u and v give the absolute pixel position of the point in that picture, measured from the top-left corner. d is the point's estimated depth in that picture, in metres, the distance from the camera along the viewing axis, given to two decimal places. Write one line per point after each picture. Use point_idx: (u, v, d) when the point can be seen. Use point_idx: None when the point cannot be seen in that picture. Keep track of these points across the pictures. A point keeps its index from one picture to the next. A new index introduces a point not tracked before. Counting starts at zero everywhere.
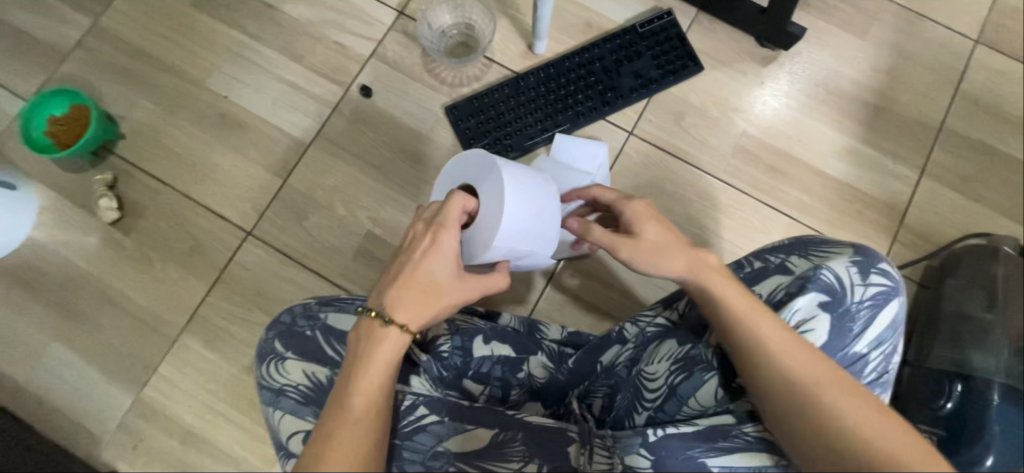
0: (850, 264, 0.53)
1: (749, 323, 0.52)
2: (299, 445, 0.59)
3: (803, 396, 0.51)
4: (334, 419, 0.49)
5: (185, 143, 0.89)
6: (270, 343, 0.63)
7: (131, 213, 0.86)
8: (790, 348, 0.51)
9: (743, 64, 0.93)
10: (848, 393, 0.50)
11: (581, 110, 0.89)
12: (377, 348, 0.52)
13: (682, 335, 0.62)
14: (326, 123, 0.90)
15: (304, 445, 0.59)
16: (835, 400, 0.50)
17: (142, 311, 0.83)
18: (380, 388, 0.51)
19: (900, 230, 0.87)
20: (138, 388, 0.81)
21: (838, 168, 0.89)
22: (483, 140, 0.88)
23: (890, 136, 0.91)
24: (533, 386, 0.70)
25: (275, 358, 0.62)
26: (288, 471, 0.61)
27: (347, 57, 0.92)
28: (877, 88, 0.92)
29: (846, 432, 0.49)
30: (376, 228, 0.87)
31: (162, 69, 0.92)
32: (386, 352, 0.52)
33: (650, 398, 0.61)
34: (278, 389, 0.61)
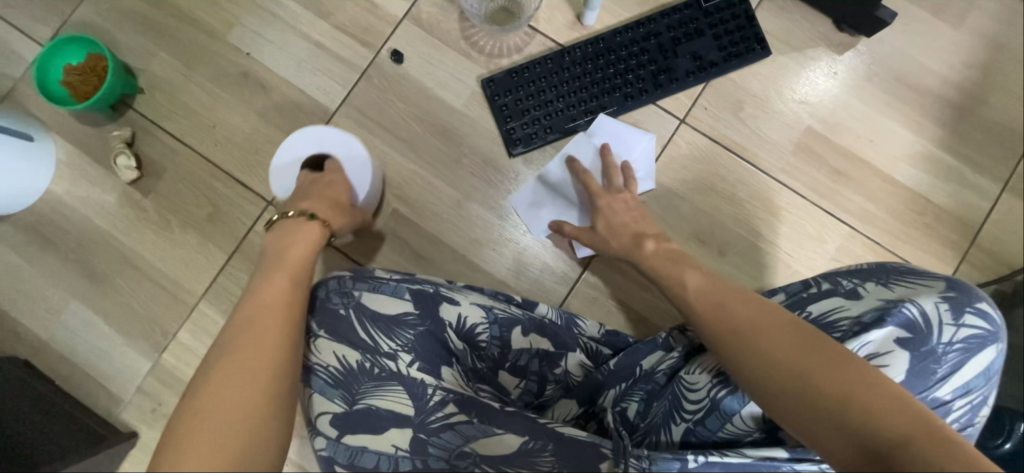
0: (939, 301, 0.52)
1: (711, 304, 0.55)
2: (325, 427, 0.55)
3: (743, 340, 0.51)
4: (248, 315, 0.50)
5: (206, 102, 0.84)
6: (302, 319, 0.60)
7: (151, 173, 0.83)
8: (746, 330, 0.51)
9: (815, 50, 0.83)
10: (829, 364, 0.46)
11: (630, 92, 0.81)
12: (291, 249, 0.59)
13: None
14: (353, 90, 0.84)
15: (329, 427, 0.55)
16: (811, 371, 0.46)
17: (161, 276, 0.81)
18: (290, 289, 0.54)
19: (970, 249, 0.79)
20: (157, 353, 0.80)
21: (910, 175, 0.81)
22: (521, 120, 0.81)
23: (974, 142, 0.81)
24: (568, 384, 0.68)
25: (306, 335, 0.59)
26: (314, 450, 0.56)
27: (378, 17, 0.85)
28: (965, 87, 0.82)
29: (834, 399, 0.45)
30: (402, 207, 0.82)
31: (182, 19, 0.86)
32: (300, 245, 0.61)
33: (690, 411, 0.59)
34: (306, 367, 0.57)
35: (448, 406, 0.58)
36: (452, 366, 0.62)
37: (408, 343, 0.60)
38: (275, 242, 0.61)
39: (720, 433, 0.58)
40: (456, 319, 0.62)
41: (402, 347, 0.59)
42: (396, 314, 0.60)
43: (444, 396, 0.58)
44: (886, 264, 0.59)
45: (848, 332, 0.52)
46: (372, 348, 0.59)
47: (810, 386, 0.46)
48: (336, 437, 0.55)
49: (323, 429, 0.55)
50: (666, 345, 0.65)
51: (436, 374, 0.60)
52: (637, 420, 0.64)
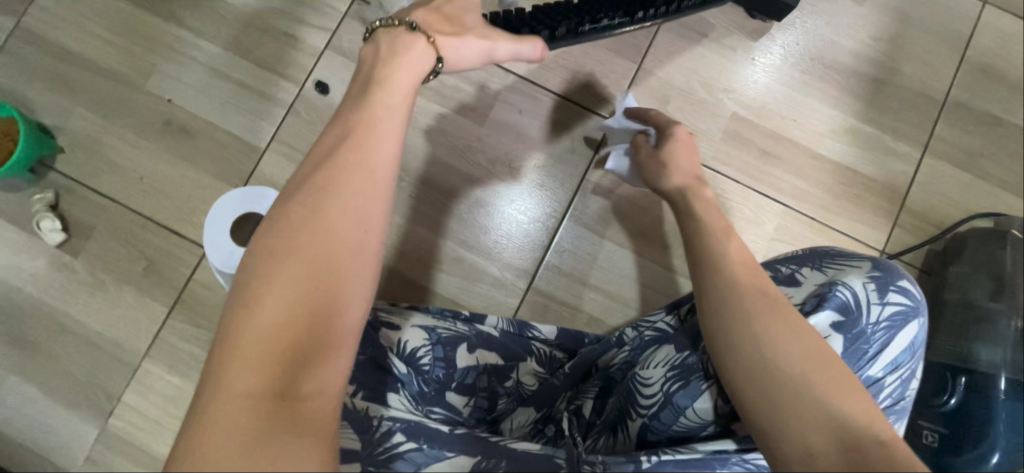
0: (867, 281, 0.54)
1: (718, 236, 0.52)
2: None
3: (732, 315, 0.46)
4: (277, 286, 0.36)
5: (130, 154, 0.82)
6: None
7: (79, 233, 0.80)
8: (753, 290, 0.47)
9: (732, 39, 0.85)
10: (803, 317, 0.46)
11: (653, 4, 0.68)
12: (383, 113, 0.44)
13: (682, 341, 0.59)
14: (281, 124, 0.83)
15: None
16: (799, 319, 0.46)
17: (99, 338, 0.78)
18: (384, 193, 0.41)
19: (901, 213, 0.82)
20: (102, 419, 0.77)
21: (836, 149, 0.83)
22: (527, 22, 0.62)
23: (891, 111, 0.84)
24: (521, 394, 0.63)
25: None
26: None
27: (299, 49, 0.84)
28: (875, 59, 0.85)
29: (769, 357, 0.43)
30: None
31: (98, 72, 0.84)
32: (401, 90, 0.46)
33: (645, 405, 0.57)
34: None
35: (395, 436, 0.48)
36: (398, 391, 0.54)
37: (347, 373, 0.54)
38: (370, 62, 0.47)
39: (675, 427, 0.56)
40: (397, 344, 0.58)
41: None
42: None
43: (392, 425, 0.48)
44: (817, 249, 0.61)
45: None
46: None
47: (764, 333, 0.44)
48: None
49: None
50: (620, 342, 0.65)
51: (381, 401, 0.52)
52: (595, 419, 0.62)
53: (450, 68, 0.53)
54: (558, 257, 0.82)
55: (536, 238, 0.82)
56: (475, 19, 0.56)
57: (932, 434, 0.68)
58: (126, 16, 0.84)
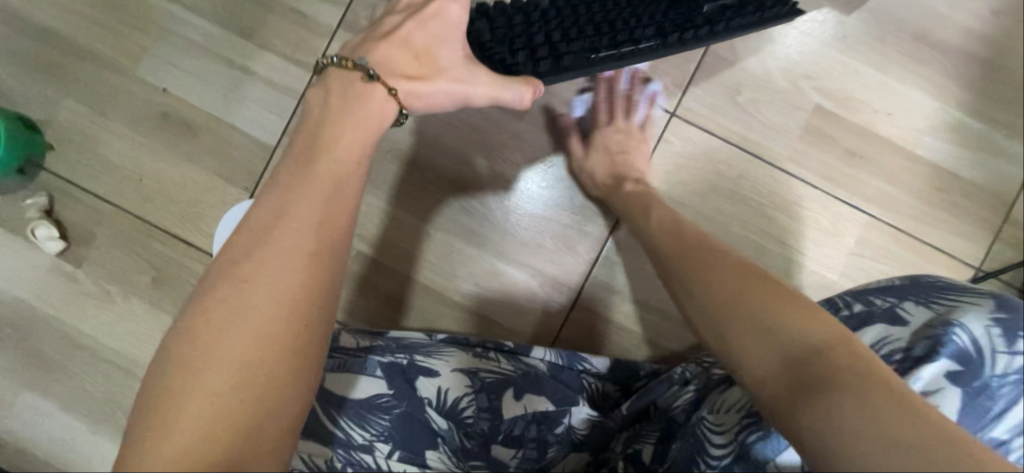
0: (990, 324, 0.45)
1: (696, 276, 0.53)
2: None
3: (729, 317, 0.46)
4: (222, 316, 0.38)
5: (127, 152, 0.73)
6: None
7: (80, 241, 0.73)
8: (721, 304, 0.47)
9: (820, 13, 0.71)
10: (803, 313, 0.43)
11: (665, 30, 0.58)
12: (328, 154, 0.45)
13: None
14: (292, 119, 0.73)
15: None
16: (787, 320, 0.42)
17: (112, 354, 0.73)
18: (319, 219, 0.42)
19: (1003, 226, 0.71)
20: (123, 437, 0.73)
21: (936, 148, 0.71)
22: (507, 43, 0.57)
23: (1005, 103, 0.71)
24: (574, 439, 0.55)
25: None
26: None
27: (308, 28, 0.72)
28: (993, 39, 0.71)
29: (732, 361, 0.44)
30: (367, 248, 0.73)
31: (82, 56, 0.73)
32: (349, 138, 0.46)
33: (716, 455, 0.49)
34: None
35: None
36: (438, 446, 0.50)
37: (386, 431, 0.48)
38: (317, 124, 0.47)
39: None
40: (436, 394, 0.51)
41: (379, 436, 0.48)
42: (369, 397, 0.49)
43: None
44: (919, 279, 0.53)
45: (900, 367, 0.46)
46: (347, 441, 0.48)
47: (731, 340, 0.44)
48: None
49: None
50: (681, 381, 0.58)
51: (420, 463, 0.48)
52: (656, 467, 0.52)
53: (417, 106, 0.53)
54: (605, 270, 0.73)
55: (581, 251, 0.73)
56: (450, 50, 0.53)
57: None
58: None
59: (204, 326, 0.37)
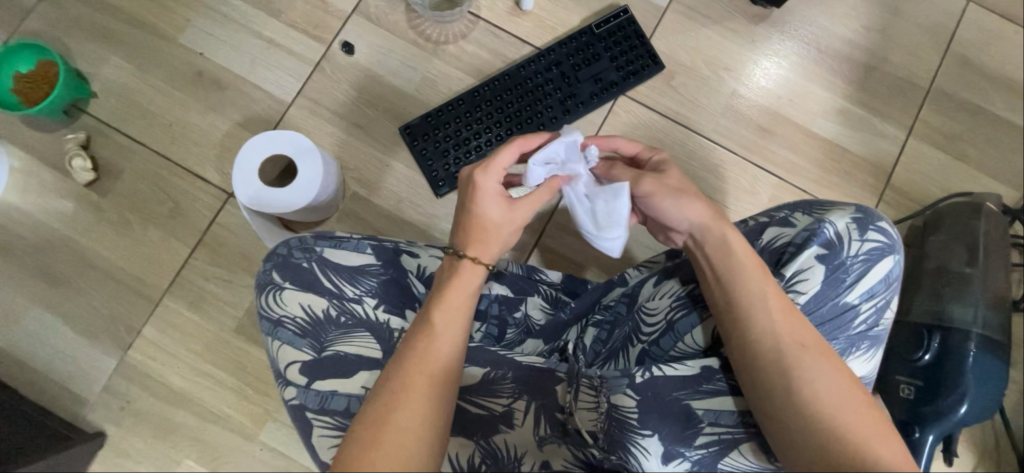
0: (848, 221, 0.55)
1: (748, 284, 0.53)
2: (298, 374, 0.55)
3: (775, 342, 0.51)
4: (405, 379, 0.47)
5: (161, 102, 0.86)
6: (264, 274, 0.58)
7: (108, 174, 0.84)
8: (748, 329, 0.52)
9: (734, 22, 0.91)
10: (828, 369, 0.49)
11: (543, 120, 0.86)
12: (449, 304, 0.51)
13: (687, 274, 0.61)
14: (307, 81, 0.87)
15: (303, 372, 0.54)
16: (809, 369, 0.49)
17: (122, 274, 0.82)
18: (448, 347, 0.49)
19: (885, 190, 0.88)
20: (123, 351, 0.80)
21: (828, 128, 0.89)
22: (437, 161, 0.84)
23: (879, 96, 0.90)
24: (529, 327, 0.66)
25: (272, 288, 0.57)
26: (285, 401, 0.55)
27: (327, 12, 0.89)
28: (867, 48, 0.91)
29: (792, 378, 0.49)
30: (361, 189, 0.85)
31: (133, 24, 0.88)
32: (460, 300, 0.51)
33: (648, 332, 0.60)
34: (275, 320, 0.56)
35: None
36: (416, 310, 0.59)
37: (372, 290, 0.58)
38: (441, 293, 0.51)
39: (673, 352, 0.59)
40: (417, 269, 0.60)
41: (366, 293, 0.58)
42: (359, 265, 0.58)
43: None
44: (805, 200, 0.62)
45: (786, 256, 0.56)
46: (338, 294, 0.57)
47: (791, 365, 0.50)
48: (306, 385, 0.54)
49: (293, 378, 0.55)
50: (623, 282, 0.68)
51: (401, 316, 0.58)
52: (599, 348, 0.65)
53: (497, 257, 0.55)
54: (564, 216, 0.86)
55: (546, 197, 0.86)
56: (494, 205, 0.53)
57: (909, 387, 0.74)
58: None
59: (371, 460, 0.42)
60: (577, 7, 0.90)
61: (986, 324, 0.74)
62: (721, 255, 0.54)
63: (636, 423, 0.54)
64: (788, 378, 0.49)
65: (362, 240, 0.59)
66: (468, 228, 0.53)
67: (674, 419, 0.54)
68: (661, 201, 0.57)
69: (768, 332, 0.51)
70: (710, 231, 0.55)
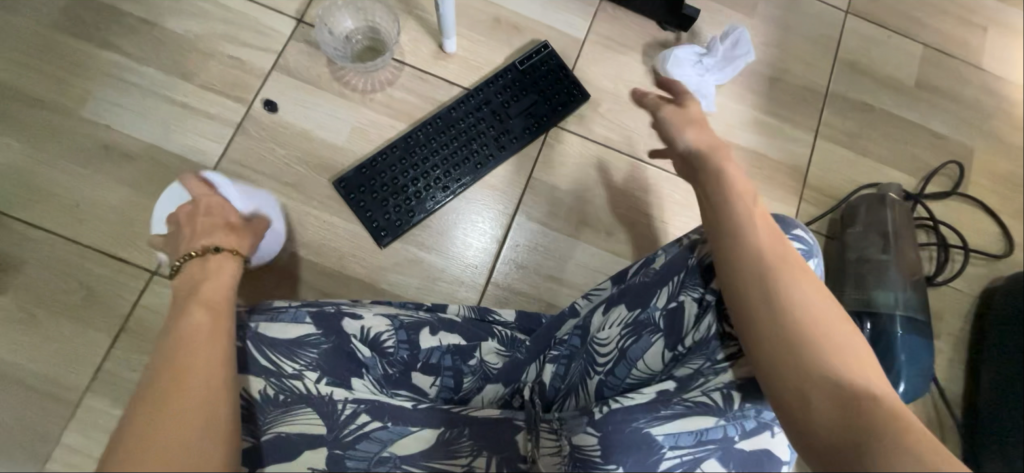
0: None
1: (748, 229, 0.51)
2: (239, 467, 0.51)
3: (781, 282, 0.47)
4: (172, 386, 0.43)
5: (64, 182, 0.79)
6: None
7: (7, 267, 0.76)
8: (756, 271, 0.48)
9: (648, 48, 0.96)
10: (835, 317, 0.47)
11: (479, 159, 0.87)
12: (207, 295, 0.51)
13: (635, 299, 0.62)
14: (229, 144, 0.83)
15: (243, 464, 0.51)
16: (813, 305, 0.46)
17: (31, 378, 0.73)
18: (217, 322, 0.48)
19: (804, 190, 0.95)
20: (37, 465, 0.71)
21: (747, 138, 0.96)
22: (376, 211, 0.83)
23: (786, 104, 0.98)
24: (486, 373, 0.65)
25: None
26: None
27: (245, 71, 0.86)
28: (769, 61, 0.99)
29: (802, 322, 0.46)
30: (299, 249, 0.82)
31: (25, 101, 0.81)
32: (215, 283, 0.53)
33: (601, 362, 0.61)
34: None
35: (360, 416, 0.54)
36: (363, 376, 0.58)
37: (312, 362, 0.55)
38: (184, 285, 0.54)
39: (628, 379, 0.59)
40: (360, 331, 0.59)
41: (306, 366, 0.55)
42: (296, 337, 0.55)
43: (357, 407, 0.54)
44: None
45: None
46: (275, 372, 0.54)
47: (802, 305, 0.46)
48: None
49: None
50: (573, 313, 0.70)
51: (346, 387, 0.56)
52: (558, 384, 0.65)
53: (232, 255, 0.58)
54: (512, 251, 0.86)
55: (491, 234, 0.86)
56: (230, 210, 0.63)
57: None
58: (57, 45, 0.83)
59: (138, 456, 0.39)
60: (500, 46, 0.92)
61: (905, 304, 0.80)
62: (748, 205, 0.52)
63: (600, 459, 0.53)
64: (811, 322, 0.46)
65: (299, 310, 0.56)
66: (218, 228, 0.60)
67: (636, 448, 0.53)
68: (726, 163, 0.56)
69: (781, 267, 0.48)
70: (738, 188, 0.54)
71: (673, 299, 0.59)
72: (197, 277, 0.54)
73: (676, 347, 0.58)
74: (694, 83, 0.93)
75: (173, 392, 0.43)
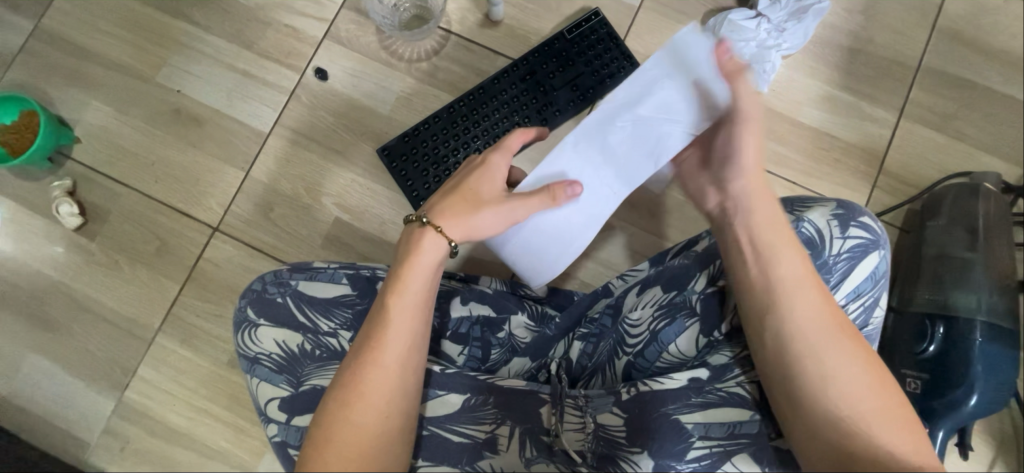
0: (830, 218, 0.53)
1: (766, 286, 0.50)
2: (278, 413, 0.54)
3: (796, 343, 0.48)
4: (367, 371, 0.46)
5: (142, 142, 0.87)
6: (240, 311, 0.58)
7: (95, 217, 0.85)
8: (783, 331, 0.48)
9: (710, 15, 0.89)
10: (844, 356, 0.47)
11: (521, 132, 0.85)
12: (407, 280, 0.49)
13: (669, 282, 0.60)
14: (283, 111, 0.87)
15: (282, 411, 0.54)
16: (827, 358, 0.47)
17: (115, 316, 0.83)
18: (416, 322, 0.48)
19: (880, 176, 0.85)
20: (119, 392, 0.81)
21: (815, 116, 0.87)
22: (416, 181, 0.83)
23: (866, 79, 0.87)
24: (514, 346, 0.65)
25: (247, 326, 0.57)
26: (268, 439, 0.55)
27: (299, 40, 0.89)
28: (851, 30, 0.88)
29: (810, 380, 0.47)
30: (343, 214, 0.85)
31: (110, 67, 0.89)
32: (428, 263, 0.50)
33: (631, 343, 0.59)
34: (252, 358, 0.56)
35: None
36: None
37: (346, 321, 0.57)
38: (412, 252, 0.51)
39: (659, 363, 0.58)
40: None
41: (340, 326, 0.57)
42: (333, 297, 0.58)
43: None
44: (789, 198, 0.61)
45: None
46: (313, 329, 0.57)
47: (814, 361, 0.47)
48: (286, 421, 0.54)
49: (273, 415, 0.54)
50: (608, 293, 0.67)
51: None
52: (586, 362, 0.63)
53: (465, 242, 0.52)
54: None
55: None
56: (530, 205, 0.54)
57: (915, 380, 0.72)
58: (137, 14, 0.90)
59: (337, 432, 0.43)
60: (549, 14, 0.89)
61: (992, 310, 0.71)
62: (769, 229, 0.51)
63: (626, 442, 0.52)
64: (823, 377, 0.47)
65: (334, 270, 0.58)
66: (467, 203, 0.52)
67: (663, 433, 0.51)
68: (746, 138, 0.54)
69: (786, 302, 0.49)
70: (757, 207, 0.53)
71: (712, 285, 0.57)
72: (410, 252, 0.50)
73: (712, 334, 0.56)
74: (751, 53, 0.85)
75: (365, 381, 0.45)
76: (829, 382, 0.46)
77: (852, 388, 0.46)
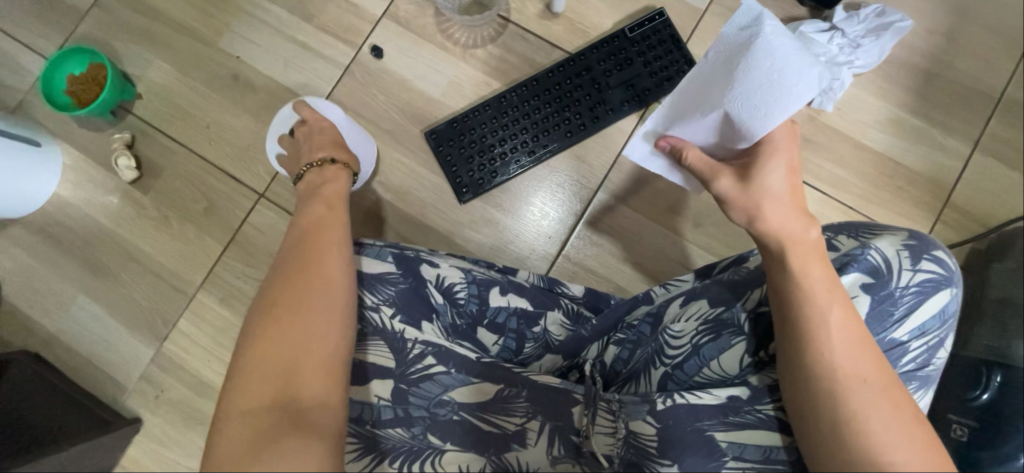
0: (901, 248, 0.51)
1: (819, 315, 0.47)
2: None
3: (838, 382, 0.46)
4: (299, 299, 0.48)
5: (200, 104, 0.89)
6: None
7: (150, 172, 0.88)
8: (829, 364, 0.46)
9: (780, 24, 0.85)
10: (882, 401, 0.45)
11: (570, 128, 0.84)
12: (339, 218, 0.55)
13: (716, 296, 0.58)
14: (337, 85, 0.88)
15: None
16: (867, 400, 0.45)
17: (160, 269, 0.85)
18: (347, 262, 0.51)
19: (944, 209, 0.81)
20: (158, 343, 0.84)
21: (880, 139, 0.83)
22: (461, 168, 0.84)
23: (941, 106, 0.83)
24: (548, 342, 0.64)
25: None
26: None
27: (359, 16, 0.89)
28: (930, 52, 0.83)
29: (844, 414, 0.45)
30: (385, 194, 0.86)
31: (177, 28, 0.91)
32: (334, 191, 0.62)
33: (671, 355, 0.57)
34: None
35: (426, 358, 0.56)
36: (432, 321, 0.59)
37: (390, 298, 0.58)
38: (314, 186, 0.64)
39: (697, 378, 0.56)
40: (436, 279, 0.60)
41: (383, 302, 0.58)
42: (378, 273, 0.58)
43: (424, 349, 0.56)
44: (851, 223, 0.58)
45: None
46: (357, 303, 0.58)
47: (850, 399, 0.45)
48: None
49: None
50: (648, 299, 0.66)
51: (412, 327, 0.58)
52: (619, 367, 0.63)
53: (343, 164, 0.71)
54: (589, 228, 0.84)
55: (571, 207, 0.84)
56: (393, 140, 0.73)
57: (962, 428, 0.68)
58: None
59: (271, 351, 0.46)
60: (611, 9, 0.87)
61: None
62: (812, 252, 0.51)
63: (655, 452, 0.51)
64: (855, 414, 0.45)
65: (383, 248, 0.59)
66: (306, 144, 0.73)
67: (696, 450, 0.50)
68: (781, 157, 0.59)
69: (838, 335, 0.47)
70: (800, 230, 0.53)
71: (764, 305, 0.55)
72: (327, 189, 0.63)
73: (756, 354, 0.54)
74: None
75: (308, 330, 0.47)
76: (856, 401, 0.45)
77: (883, 417, 0.44)
